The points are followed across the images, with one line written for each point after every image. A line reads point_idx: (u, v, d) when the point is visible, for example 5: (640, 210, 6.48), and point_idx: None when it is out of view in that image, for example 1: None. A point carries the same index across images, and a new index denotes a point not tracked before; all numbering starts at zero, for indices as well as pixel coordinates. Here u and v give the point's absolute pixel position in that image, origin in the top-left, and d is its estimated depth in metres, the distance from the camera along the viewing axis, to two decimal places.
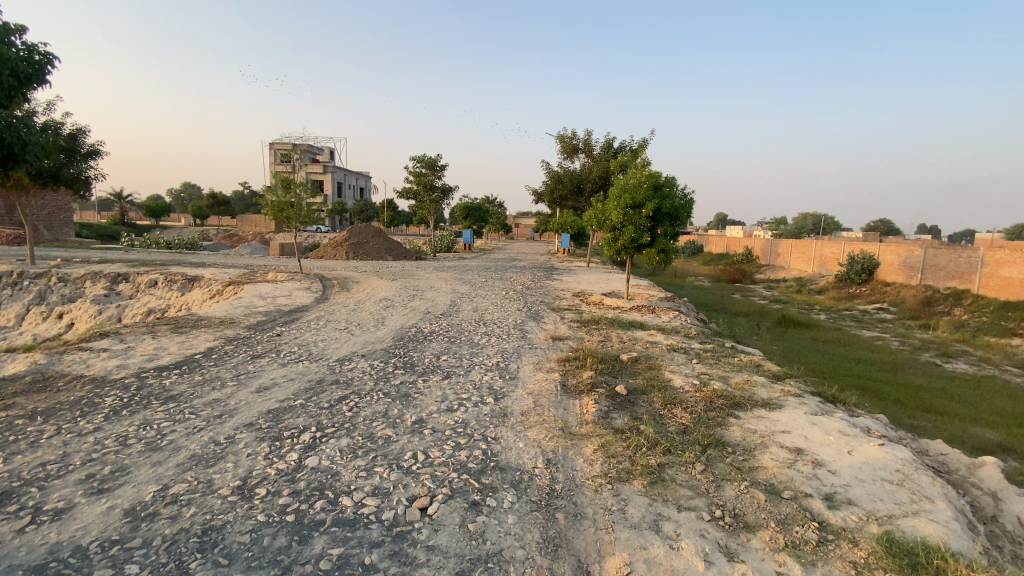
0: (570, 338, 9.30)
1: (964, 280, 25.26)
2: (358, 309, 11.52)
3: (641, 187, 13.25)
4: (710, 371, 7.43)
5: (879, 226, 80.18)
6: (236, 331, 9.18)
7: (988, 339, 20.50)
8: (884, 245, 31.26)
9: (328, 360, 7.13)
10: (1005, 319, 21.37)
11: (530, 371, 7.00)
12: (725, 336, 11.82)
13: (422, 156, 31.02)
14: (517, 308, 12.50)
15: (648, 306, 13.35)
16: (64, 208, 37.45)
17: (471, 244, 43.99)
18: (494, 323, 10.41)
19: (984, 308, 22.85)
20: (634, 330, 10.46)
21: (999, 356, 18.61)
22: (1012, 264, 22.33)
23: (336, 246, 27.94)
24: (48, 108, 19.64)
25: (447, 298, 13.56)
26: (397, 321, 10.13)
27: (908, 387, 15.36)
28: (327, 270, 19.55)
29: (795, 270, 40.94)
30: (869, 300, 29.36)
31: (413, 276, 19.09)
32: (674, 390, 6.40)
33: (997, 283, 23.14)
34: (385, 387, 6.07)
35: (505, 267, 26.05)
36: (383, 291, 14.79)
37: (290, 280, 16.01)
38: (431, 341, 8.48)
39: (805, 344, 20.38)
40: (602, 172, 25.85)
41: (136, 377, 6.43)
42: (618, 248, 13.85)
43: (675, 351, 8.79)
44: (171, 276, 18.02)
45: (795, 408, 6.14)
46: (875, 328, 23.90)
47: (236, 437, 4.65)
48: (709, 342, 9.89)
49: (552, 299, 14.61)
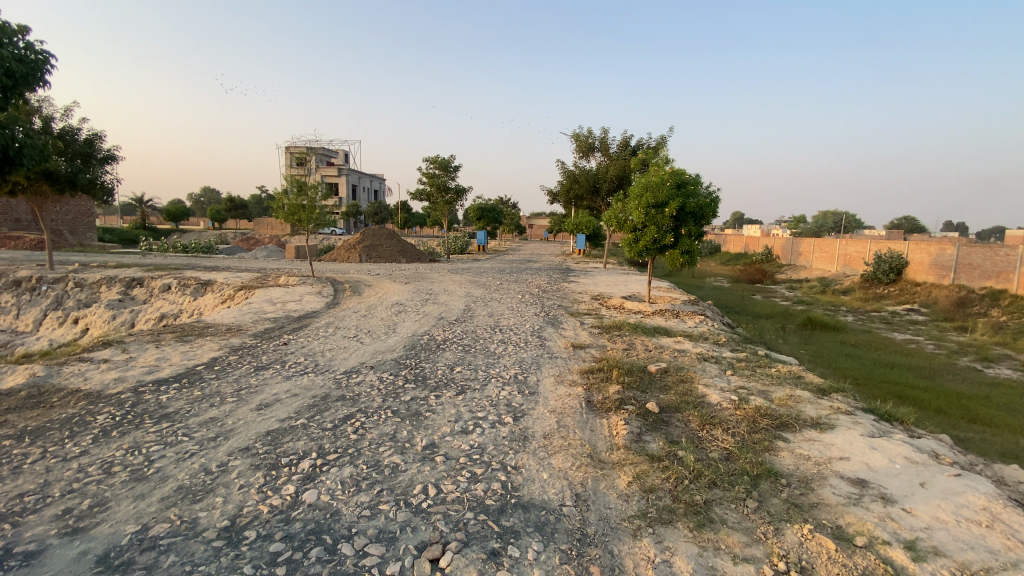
0: (592, 346, 8.75)
1: (1001, 279, 24.10)
2: (369, 315, 11.10)
3: (664, 185, 12.64)
4: (747, 385, 6.82)
5: (904, 224, 77.86)
6: (243, 339, 8.77)
7: None
8: (913, 244, 30.04)
9: (334, 373, 6.68)
10: None
11: (551, 385, 6.47)
12: (756, 343, 11.15)
13: (435, 157, 30.66)
14: (534, 313, 11.97)
15: (672, 310, 12.71)
16: (87, 213, 37.93)
17: (485, 246, 43.55)
18: (511, 329, 9.88)
19: None
20: (660, 337, 9.86)
21: None
22: None
23: (350, 248, 27.71)
24: (66, 114, 19.87)
25: (462, 303, 13.06)
26: (409, 328, 9.68)
27: (949, 394, 14.44)
28: (340, 274, 19.25)
29: (819, 270, 39.71)
30: (898, 300, 28.21)
31: (427, 279, 18.69)
32: (711, 409, 5.81)
33: None
34: (394, 404, 5.60)
35: (520, 268, 25.53)
36: (396, 295, 14.38)
37: (302, 284, 15.69)
38: (445, 350, 8.00)
39: (835, 348, 19.45)
40: (620, 170, 25.17)
41: (134, 392, 5.98)
42: (640, 249, 13.24)
43: (705, 361, 8.18)
44: (185, 280, 17.83)
45: (847, 430, 5.51)
46: (907, 330, 22.84)
47: (230, 465, 4.19)
48: (740, 351, 9.25)
49: (570, 303, 14.05)
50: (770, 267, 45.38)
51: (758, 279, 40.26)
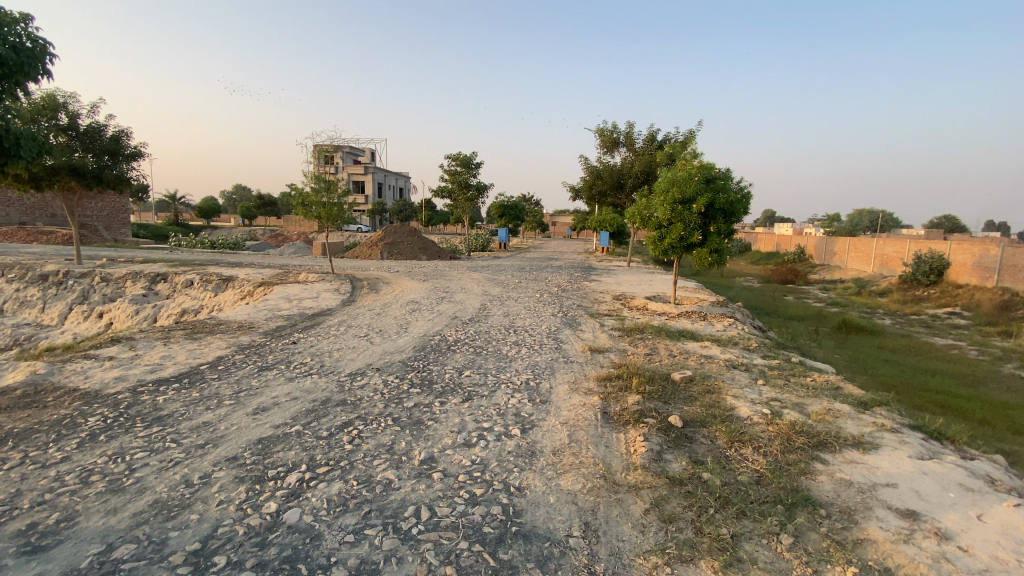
0: (610, 351, 8.28)
1: None
2: (382, 313, 10.84)
3: (692, 180, 12.05)
4: (780, 398, 6.26)
5: (945, 224, 74.30)
6: (252, 337, 8.60)
7: None
8: (954, 243, 28.40)
9: (338, 376, 6.39)
10: None
11: (565, 393, 6.04)
12: (788, 348, 10.47)
13: (457, 153, 30.41)
14: (552, 313, 11.54)
15: (698, 312, 12.10)
16: (122, 210, 39.04)
17: (507, 244, 43.20)
18: (526, 330, 9.48)
19: None
20: (684, 341, 9.31)
21: None
22: None
23: (371, 245, 27.70)
24: (93, 111, 20.27)
25: (478, 302, 12.71)
26: (421, 327, 9.39)
27: (997, 405, 13.42)
28: (359, 271, 19.18)
29: (853, 270, 38.07)
30: (938, 303, 26.72)
31: (445, 277, 18.44)
32: (740, 425, 5.28)
33: None
34: (397, 411, 5.25)
35: (541, 266, 25.06)
36: (412, 293, 14.15)
37: (319, 281, 15.58)
38: (456, 353, 7.63)
39: (871, 353, 18.42)
40: (645, 166, 24.45)
41: (131, 393, 5.80)
42: (665, 248, 12.67)
43: (733, 369, 7.62)
44: (206, 276, 17.99)
45: (895, 451, 4.93)
46: (948, 334, 21.56)
47: (212, 478, 3.91)
48: (771, 358, 8.63)
49: (590, 303, 13.57)
50: (801, 267, 43.77)
51: (789, 279, 38.83)
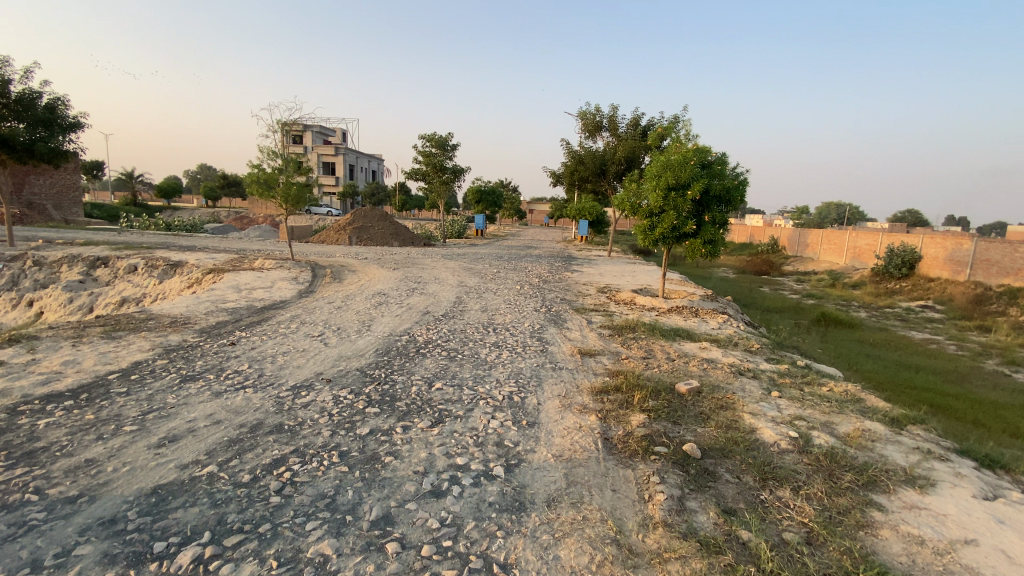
0: (603, 354, 7.30)
1: (1019, 277, 22.82)
2: (343, 307, 9.59)
3: (687, 164, 11.10)
4: (805, 418, 5.37)
5: (907, 218, 76.05)
6: (184, 337, 7.27)
7: None
8: (928, 237, 28.53)
9: (278, 390, 5.21)
10: None
11: (556, 412, 5.00)
12: (786, 348, 9.72)
13: (432, 134, 28.87)
14: (534, 307, 10.50)
15: (689, 308, 11.26)
16: (74, 188, 35.20)
17: (483, 230, 41.86)
18: (507, 329, 8.38)
19: None
20: (681, 341, 8.40)
21: None
22: None
23: (339, 229, 26.05)
24: (26, 77, 18.06)
25: (453, 294, 11.57)
26: (387, 324, 8.23)
27: (984, 403, 13.11)
28: (324, 257, 17.74)
29: (826, 262, 38.28)
30: (911, 296, 26.81)
31: (417, 265, 17.21)
32: (770, 456, 4.35)
33: None
34: (346, 443, 4.12)
35: (519, 255, 24.01)
36: (380, 283, 12.93)
37: (277, 268, 14.16)
38: (426, 358, 6.51)
39: (853, 347, 18.08)
40: (629, 152, 23.52)
41: (8, 413, 4.49)
42: (655, 238, 11.77)
43: (741, 377, 6.72)
44: (152, 261, 16.29)
45: (954, 490, 4.10)
46: (925, 328, 21.48)
47: (71, 560, 2.74)
48: (777, 362, 7.81)
49: (574, 296, 12.58)
50: (775, 258, 43.87)
51: (766, 270, 38.73)
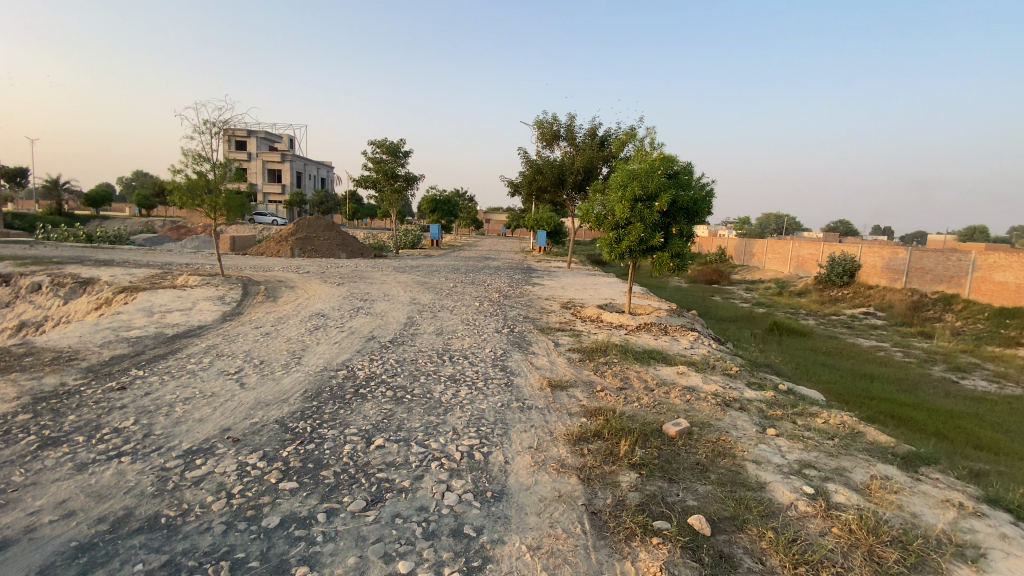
0: (574, 385, 6.37)
1: (952, 284, 23.82)
2: (273, 334, 8.22)
3: (654, 174, 10.46)
4: (813, 464, 4.62)
5: (838, 228, 80.60)
6: (63, 379, 5.70)
7: (993, 349, 18.75)
8: (866, 246, 29.58)
9: (164, 458, 3.97)
10: (1003, 327, 19.89)
11: (527, 473, 4.01)
12: (759, 366, 9.14)
13: (382, 140, 27.46)
14: (494, 328, 9.51)
15: (658, 325, 10.59)
16: None
17: (438, 241, 40.54)
18: (464, 356, 7.33)
19: (978, 315, 21.49)
20: (657, 365, 7.61)
21: (1015, 371, 16.73)
22: (1008, 268, 21.09)
23: (281, 240, 24.16)
24: None
25: (403, 314, 10.36)
26: (323, 356, 7.00)
27: (942, 413, 13.09)
28: (260, 272, 16.10)
29: (772, 271, 39.37)
30: (853, 303, 27.63)
31: (366, 280, 15.89)
32: (792, 527, 3.52)
33: (990, 288, 21.85)
34: (246, 546, 2.98)
35: (476, 266, 23.03)
36: (321, 301, 11.60)
37: (203, 287, 12.53)
38: (365, 402, 5.35)
39: (809, 357, 18.06)
40: (587, 162, 23.10)
41: None
42: (622, 251, 11.10)
43: (730, 410, 5.94)
44: (58, 277, 14.18)
45: (1010, 557, 3.37)
46: (871, 335, 21.98)
47: None
48: (760, 388, 7.10)
49: (537, 313, 11.67)
50: (725, 267, 44.84)
51: (718, 279, 39.44)
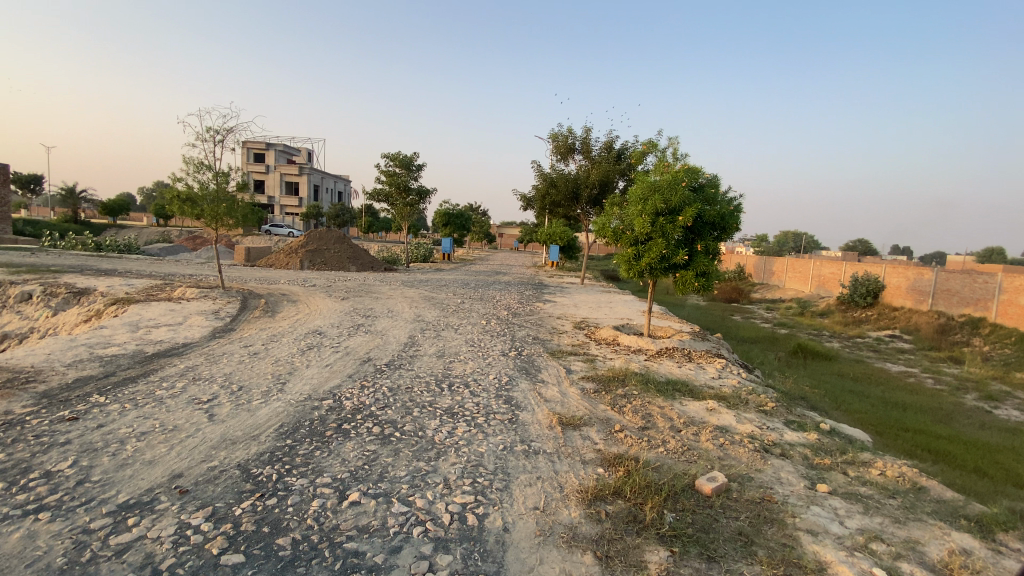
0: (589, 423, 5.57)
1: (979, 307, 22.49)
2: (260, 354, 7.56)
3: (678, 186, 9.74)
4: (882, 533, 3.75)
5: (857, 246, 78.89)
6: (10, 407, 5.08)
7: None
8: (891, 266, 28.33)
9: (89, 518, 3.31)
10: None
11: (531, 547, 3.23)
12: (794, 400, 8.21)
13: (396, 153, 27.13)
14: (500, 350, 8.77)
15: (680, 350, 9.78)
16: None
17: (450, 254, 40.07)
18: (466, 383, 6.59)
19: (1004, 339, 20.19)
20: (682, 400, 6.79)
21: None
22: None
23: (290, 252, 23.79)
24: None
25: (405, 333, 9.68)
26: (309, 381, 6.29)
27: (978, 446, 11.88)
28: (262, 285, 15.60)
29: (792, 290, 38.09)
30: (877, 325, 26.37)
31: (371, 294, 15.30)
32: None
33: (1015, 312, 20.51)
34: None
35: (487, 281, 22.37)
36: (319, 317, 10.99)
37: (198, 299, 12.02)
38: (347, 441, 4.62)
39: (836, 382, 16.96)
40: (603, 175, 22.43)
41: None
42: (641, 268, 10.37)
43: (772, 459, 5.08)
44: (53, 287, 13.80)
45: None
46: (899, 359, 20.76)
47: None
48: (801, 429, 6.21)
49: (547, 333, 10.90)
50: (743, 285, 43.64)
51: (735, 298, 38.33)
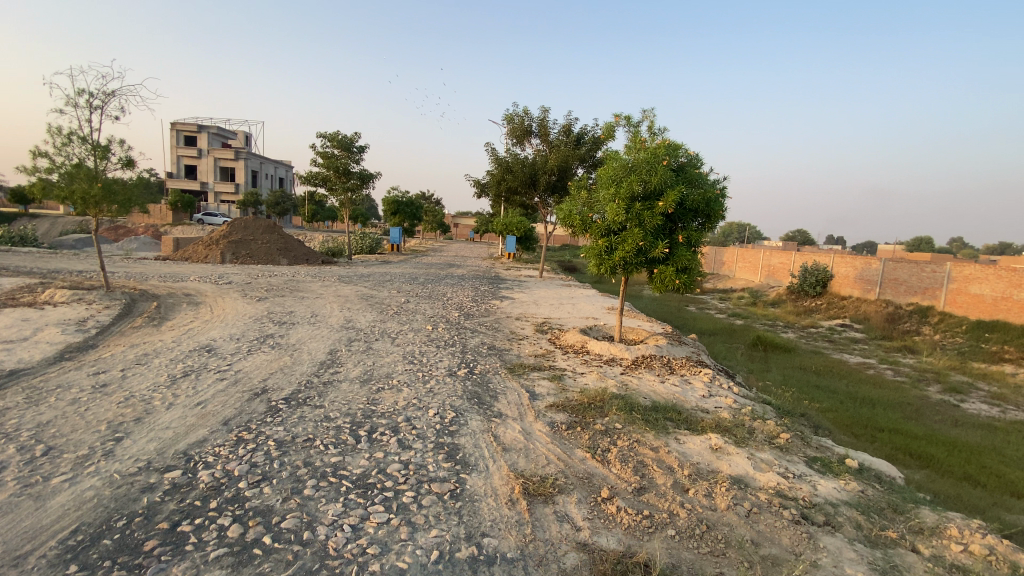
0: (564, 488, 3.91)
1: (927, 296, 22.49)
2: (110, 388, 5.48)
3: (657, 165, 8.25)
4: None
5: (798, 237, 81.95)
6: None
7: (979, 365, 17.43)
8: (840, 255, 28.35)
9: None
10: (985, 342, 18.71)
11: None
12: (795, 417, 6.86)
13: (334, 133, 24.55)
14: (444, 367, 7.01)
15: (659, 359, 8.35)
16: None
17: (400, 246, 37.66)
18: (390, 425, 4.81)
19: (956, 328, 20.22)
20: (678, 434, 5.28)
21: (1011, 390, 15.26)
22: (984, 280, 20.02)
23: (211, 244, 20.97)
24: None
25: (326, 347, 7.68)
26: (159, 436, 4.30)
27: (961, 448, 10.99)
28: (165, 283, 13.16)
29: (743, 280, 38.18)
30: (828, 313, 26.30)
31: (298, 293, 13.12)
32: None
33: (965, 301, 20.67)
34: None
35: (436, 276, 20.39)
36: (222, 324, 8.88)
37: (68, 304, 9.56)
38: (175, 564, 2.77)
39: (801, 377, 16.24)
40: (561, 161, 20.86)
41: None
42: (613, 264, 8.81)
43: (822, 538, 3.59)
44: None
45: None
46: (853, 348, 20.51)
47: None
48: (830, 474, 4.77)
49: (503, 340, 9.24)
50: None
51: None
